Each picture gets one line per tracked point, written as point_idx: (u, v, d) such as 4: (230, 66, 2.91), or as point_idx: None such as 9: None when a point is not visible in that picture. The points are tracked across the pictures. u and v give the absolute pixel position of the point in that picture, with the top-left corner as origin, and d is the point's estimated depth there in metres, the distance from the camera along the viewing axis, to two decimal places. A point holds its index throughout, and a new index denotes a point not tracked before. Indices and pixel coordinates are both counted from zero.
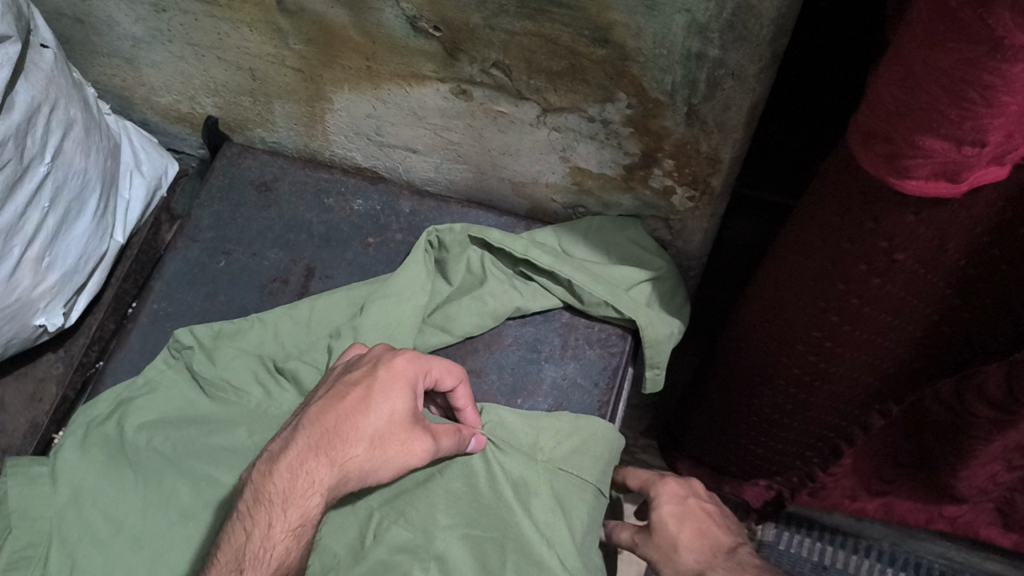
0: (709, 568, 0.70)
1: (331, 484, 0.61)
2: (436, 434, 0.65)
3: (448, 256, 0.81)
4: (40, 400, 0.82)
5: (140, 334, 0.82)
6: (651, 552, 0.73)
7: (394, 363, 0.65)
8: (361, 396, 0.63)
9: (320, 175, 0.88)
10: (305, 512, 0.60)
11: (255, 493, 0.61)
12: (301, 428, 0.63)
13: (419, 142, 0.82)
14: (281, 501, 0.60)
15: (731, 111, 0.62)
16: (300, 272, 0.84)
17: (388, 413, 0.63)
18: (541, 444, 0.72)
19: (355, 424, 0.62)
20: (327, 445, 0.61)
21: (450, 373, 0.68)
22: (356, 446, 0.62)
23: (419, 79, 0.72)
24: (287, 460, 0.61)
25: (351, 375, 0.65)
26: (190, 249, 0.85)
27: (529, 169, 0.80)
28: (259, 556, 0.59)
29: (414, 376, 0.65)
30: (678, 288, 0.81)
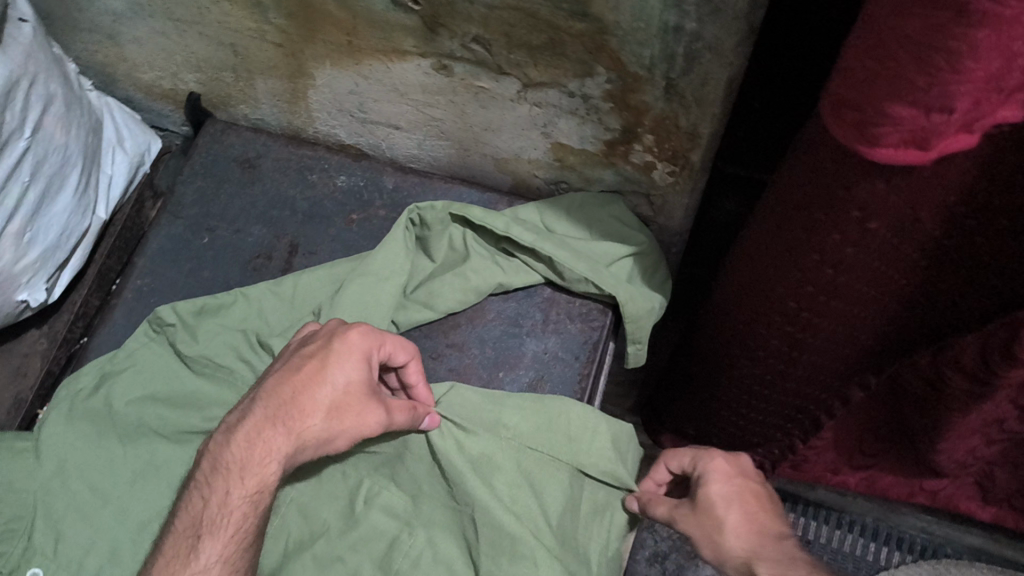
0: (756, 557, 0.60)
1: (289, 453, 0.62)
2: (389, 407, 0.66)
3: (429, 234, 0.82)
4: (25, 375, 0.83)
5: (123, 311, 0.82)
6: (691, 529, 0.66)
7: (350, 337, 0.65)
8: (316, 368, 0.64)
9: (303, 151, 0.88)
10: (264, 481, 0.62)
11: (211, 462, 0.64)
12: (258, 400, 0.64)
13: (402, 118, 0.82)
14: (240, 470, 0.62)
15: (708, 85, 0.63)
16: (283, 248, 0.84)
17: (344, 383, 0.64)
18: (506, 420, 0.72)
19: (312, 395, 0.64)
20: (284, 415, 0.63)
21: (404, 349, 0.68)
22: (312, 418, 0.63)
23: (400, 54, 0.72)
24: (246, 431, 0.63)
25: (308, 348, 0.66)
26: (173, 225, 0.86)
27: (512, 145, 0.80)
28: (216, 522, 0.62)
29: (369, 349, 0.66)
30: (660, 264, 0.82)
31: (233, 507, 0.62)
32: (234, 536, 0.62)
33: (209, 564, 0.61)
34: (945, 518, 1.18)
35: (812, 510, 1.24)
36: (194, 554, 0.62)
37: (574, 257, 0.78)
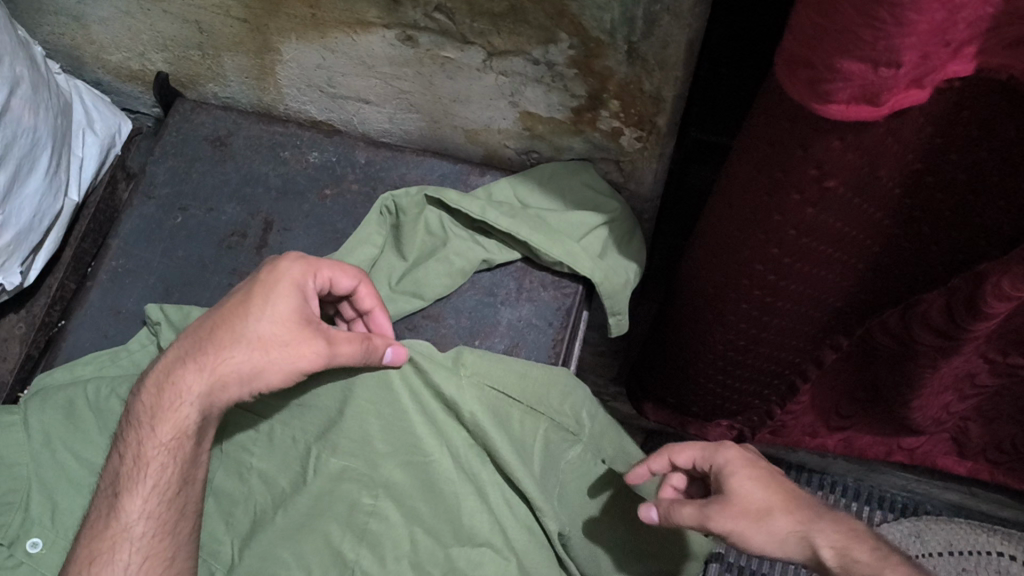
0: (808, 529, 0.62)
1: (202, 392, 0.65)
2: (330, 337, 0.65)
3: (405, 219, 0.81)
4: (4, 359, 0.83)
5: (100, 292, 0.82)
6: (733, 524, 0.61)
7: (279, 265, 0.66)
8: (242, 300, 0.66)
9: (275, 128, 0.88)
10: (177, 427, 0.65)
11: (130, 413, 0.68)
12: (179, 340, 0.68)
13: (371, 92, 0.82)
14: (152, 418, 0.66)
15: (669, 48, 0.64)
16: (258, 225, 0.84)
17: (272, 313, 0.64)
18: (464, 361, 0.71)
19: (232, 328, 0.65)
20: (200, 353, 0.66)
21: (344, 272, 0.68)
22: (235, 349, 0.65)
23: (364, 26, 0.72)
24: (160, 377, 0.67)
25: (237, 283, 0.67)
26: (146, 206, 0.86)
27: (481, 116, 0.81)
28: (133, 470, 0.66)
29: (301, 277, 0.66)
30: (633, 230, 0.83)
31: (149, 458, 0.65)
32: (153, 489, 0.65)
33: (130, 522, 0.65)
34: (924, 475, 1.19)
35: (795, 473, 1.25)
36: (115, 514, 0.65)
37: (549, 238, 0.78)
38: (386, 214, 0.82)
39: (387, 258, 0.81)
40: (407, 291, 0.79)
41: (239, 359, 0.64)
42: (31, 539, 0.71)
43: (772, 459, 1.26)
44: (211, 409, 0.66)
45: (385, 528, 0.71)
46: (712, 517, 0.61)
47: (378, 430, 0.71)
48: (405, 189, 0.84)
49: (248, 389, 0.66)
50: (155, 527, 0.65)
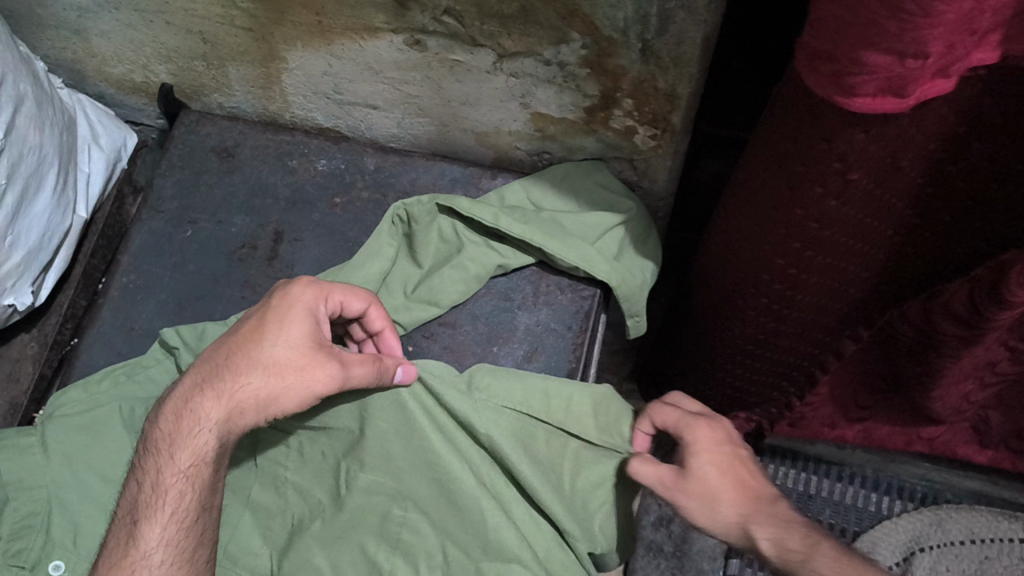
0: (751, 521, 0.61)
1: (220, 418, 0.64)
2: (344, 361, 0.65)
3: (417, 228, 0.80)
4: (18, 380, 0.83)
5: (112, 309, 0.81)
6: (684, 501, 0.63)
7: (292, 291, 0.66)
8: (257, 327, 0.65)
9: (282, 137, 0.87)
10: (195, 453, 0.64)
11: (146, 441, 0.67)
12: (192, 367, 0.67)
13: (378, 97, 0.81)
14: (170, 446, 0.64)
15: (684, 45, 0.62)
16: (269, 236, 0.83)
17: (287, 339, 0.64)
18: (477, 381, 0.72)
19: (248, 355, 0.64)
20: (216, 379, 0.64)
21: (355, 295, 0.69)
22: (251, 374, 0.64)
23: (371, 32, 0.71)
24: (175, 404, 0.65)
25: (248, 308, 0.67)
26: (155, 220, 0.85)
27: (491, 118, 0.79)
28: (152, 500, 0.64)
29: (314, 302, 0.66)
30: (649, 229, 0.81)
31: (167, 486, 0.64)
32: (172, 516, 0.64)
33: (149, 550, 0.63)
34: (944, 464, 1.18)
35: (813, 465, 1.23)
36: (133, 542, 0.63)
37: (564, 244, 0.77)
38: (398, 224, 0.81)
39: (400, 266, 0.80)
40: (423, 299, 0.78)
41: (256, 385, 0.63)
42: (54, 562, 0.70)
43: (791, 452, 1.23)
44: (229, 434, 0.65)
45: (419, 539, 0.70)
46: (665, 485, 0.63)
47: (400, 444, 0.70)
48: (417, 196, 0.82)
49: (264, 415, 0.65)
50: (173, 555, 0.63)
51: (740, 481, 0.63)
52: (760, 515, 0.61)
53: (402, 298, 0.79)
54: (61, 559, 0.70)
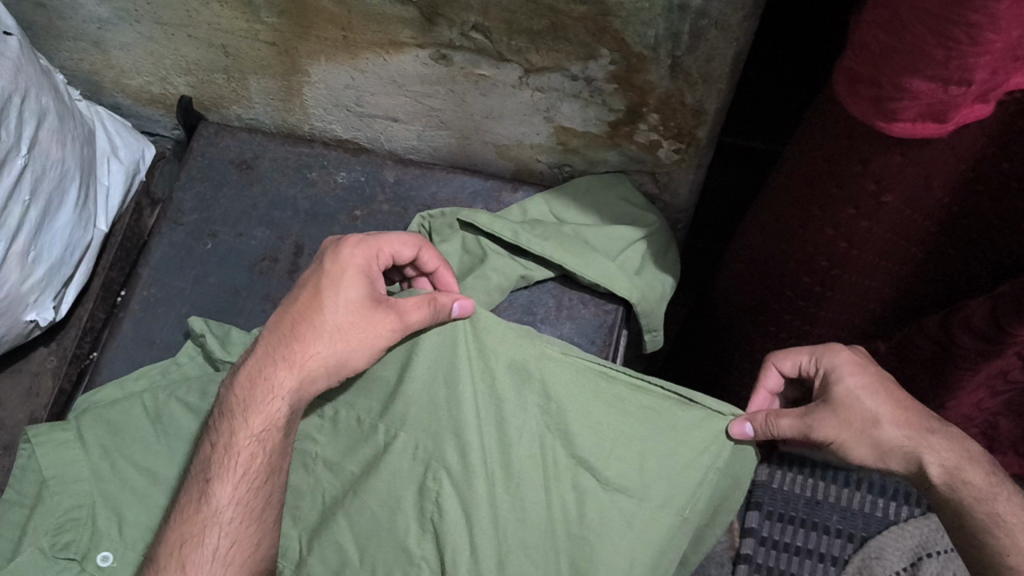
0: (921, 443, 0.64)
1: (294, 386, 0.64)
2: (402, 310, 0.65)
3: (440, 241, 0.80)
4: (37, 395, 0.83)
5: (133, 323, 0.81)
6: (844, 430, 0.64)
7: (343, 254, 0.66)
8: (315, 295, 0.65)
9: (301, 149, 0.87)
10: (269, 419, 0.64)
11: (219, 411, 0.66)
12: (259, 338, 0.67)
13: (400, 110, 0.81)
14: (244, 412, 0.64)
15: (714, 62, 0.62)
16: (289, 250, 0.83)
17: (346, 300, 0.64)
18: (544, 350, 0.66)
19: (311, 322, 0.64)
20: (284, 350, 0.64)
21: (404, 251, 0.69)
22: (319, 342, 0.64)
23: (397, 46, 0.71)
24: (248, 373, 0.65)
25: (303, 276, 0.67)
26: (175, 233, 0.85)
27: (514, 131, 0.79)
28: (224, 463, 0.63)
29: (366, 262, 0.67)
30: (669, 244, 0.81)
31: (239, 449, 0.63)
32: (241, 477, 0.63)
33: (220, 507, 0.63)
34: None
35: None
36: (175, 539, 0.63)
37: (585, 260, 0.77)
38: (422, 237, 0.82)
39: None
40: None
41: (324, 351, 0.63)
42: (102, 553, 0.69)
43: None
44: (303, 400, 0.65)
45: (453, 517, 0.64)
46: (815, 424, 0.64)
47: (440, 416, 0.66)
48: (440, 208, 0.83)
49: (336, 377, 0.65)
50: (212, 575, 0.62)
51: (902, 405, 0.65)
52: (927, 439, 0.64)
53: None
54: (110, 549, 0.70)
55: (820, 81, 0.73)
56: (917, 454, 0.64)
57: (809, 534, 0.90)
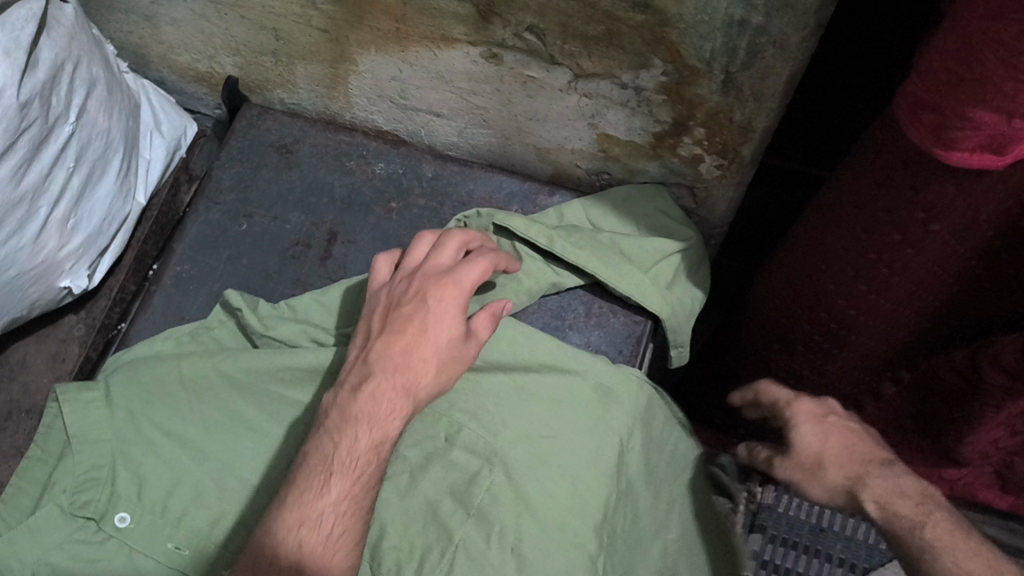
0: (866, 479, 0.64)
1: (407, 413, 0.63)
2: (476, 339, 0.66)
3: None
4: (63, 361, 0.83)
5: (164, 298, 0.82)
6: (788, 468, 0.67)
7: (445, 292, 0.65)
8: (407, 318, 0.65)
9: (341, 137, 0.88)
10: (377, 442, 0.62)
11: (339, 413, 0.63)
12: (370, 358, 0.64)
13: (444, 105, 0.81)
14: (366, 421, 0.62)
15: (768, 80, 0.62)
16: (323, 236, 0.83)
17: (447, 336, 0.64)
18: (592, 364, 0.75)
19: (419, 355, 0.64)
20: (397, 374, 0.63)
21: (478, 268, 0.67)
22: (429, 373, 0.64)
23: (448, 42, 0.71)
24: (362, 391, 0.63)
25: (403, 306, 0.65)
26: (212, 211, 0.85)
27: (555, 135, 0.79)
28: (346, 460, 0.61)
29: (464, 298, 0.66)
30: (703, 260, 0.81)
31: (359, 448, 0.61)
32: (362, 476, 0.61)
33: (329, 504, 0.59)
34: None
35: None
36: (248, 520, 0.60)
37: (618, 270, 0.77)
38: (458, 234, 0.82)
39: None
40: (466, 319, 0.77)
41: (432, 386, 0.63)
42: (119, 515, 0.70)
43: None
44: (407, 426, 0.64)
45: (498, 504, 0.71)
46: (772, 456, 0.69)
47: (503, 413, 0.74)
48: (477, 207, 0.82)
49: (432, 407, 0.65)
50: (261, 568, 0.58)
51: (854, 442, 0.67)
52: (878, 473, 0.65)
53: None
54: (126, 512, 0.70)
55: (871, 122, 0.74)
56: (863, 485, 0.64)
57: (811, 560, 0.85)
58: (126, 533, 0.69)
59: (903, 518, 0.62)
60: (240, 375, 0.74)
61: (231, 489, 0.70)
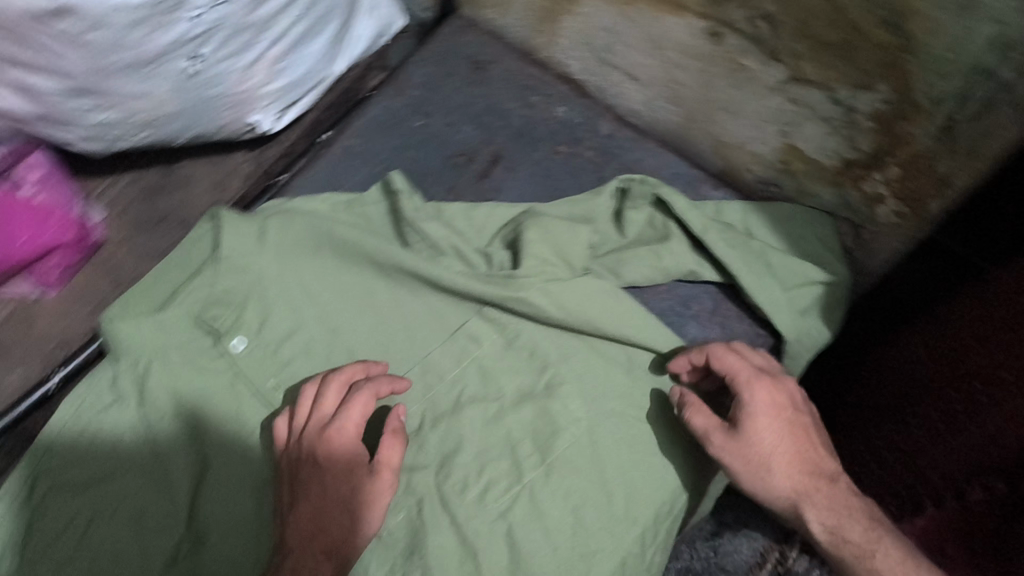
0: (806, 502, 0.66)
1: (355, 529, 0.65)
2: (387, 471, 0.66)
3: (630, 208, 0.80)
4: (225, 188, 0.89)
5: (328, 163, 0.86)
6: (729, 460, 0.66)
7: (328, 454, 0.65)
8: (307, 485, 0.66)
9: (532, 71, 0.89)
10: (353, 517, 0.65)
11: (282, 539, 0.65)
12: (295, 507, 0.65)
13: (643, 71, 0.81)
14: (316, 534, 0.64)
15: (991, 138, 0.61)
16: (487, 156, 0.85)
17: (348, 501, 0.65)
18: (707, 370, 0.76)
19: (331, 517, 0.65)
20: (319, 532, 0.64)
21: (358, 419, 0.66)
22: (340, 516, 0.65)
23: (678, 8, 0.71)
24: (295, 537, 0.64)
25: (302, 472, 0.66)
26: (395, 100, 0.88)
27: (741, 133, 0.79)
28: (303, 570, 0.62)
29: (356, 451, 0.66)
30: (844, 305, 0.78)
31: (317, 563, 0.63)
32: None
33: None
34: None
35: None
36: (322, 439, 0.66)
37: (761, 282, 0.76)
38: (615, 193, 0.81)
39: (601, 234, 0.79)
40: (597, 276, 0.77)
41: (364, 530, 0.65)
42: (235, 340, 0.76)
43: None
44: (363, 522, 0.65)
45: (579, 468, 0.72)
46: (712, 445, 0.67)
47: (612, 384, 0.76)
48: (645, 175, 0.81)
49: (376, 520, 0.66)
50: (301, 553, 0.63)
51: (802, 453, 0.67)
52: (817, 493, 0.66)
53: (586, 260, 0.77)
54: (242, 338, 0.76)
55: None
56: (798, 504, 0.66)
57: None
58: (238, 357, 0.76)
59: (851, 544, 0.63)
60: (379, 257, 0.78)
61: (338, 351, 0.78)
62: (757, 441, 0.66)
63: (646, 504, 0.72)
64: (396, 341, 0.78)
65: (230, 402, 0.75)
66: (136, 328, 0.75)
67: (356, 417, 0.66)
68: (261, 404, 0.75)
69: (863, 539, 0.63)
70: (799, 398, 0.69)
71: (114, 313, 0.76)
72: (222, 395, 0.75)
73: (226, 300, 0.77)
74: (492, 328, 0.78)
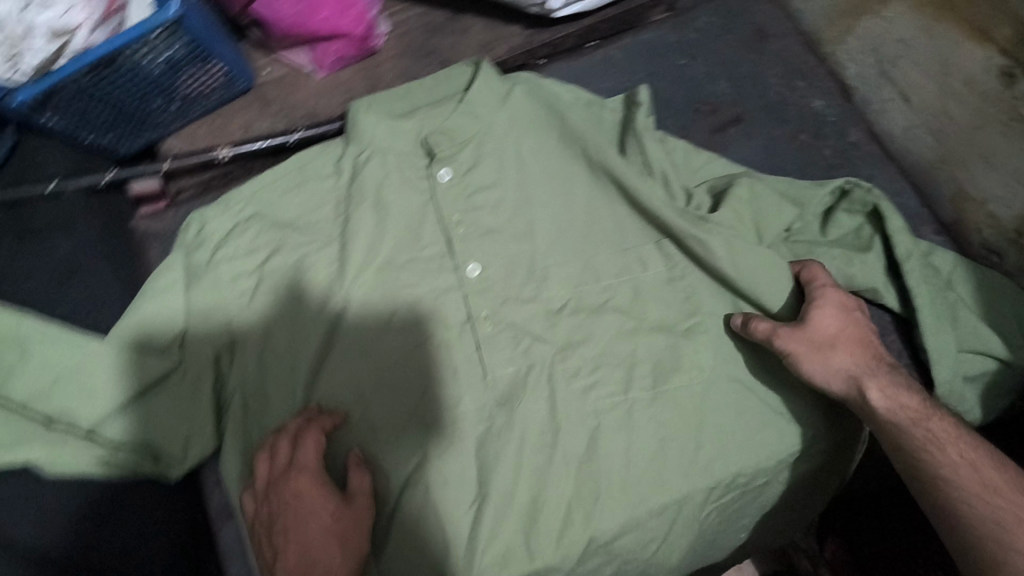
0: (869, 382, 0.65)
1: (342, 547, 0.65)
2: (354, 502, 0.67)
3: (845, 210, 0.78)
4: (490, 50, 0.91)
5: (586, 64, 0.89)
6: (795, 347, 0.66)
7: (284, 504, 0.66)
8: (280, 510, 0.66)
9: (810, 58, 0.87)
10: (343, 549, 0.65)
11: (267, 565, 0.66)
12: (275, 545, 0.65)
13: (920, 95, 0.77)
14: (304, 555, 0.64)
15: None
16: (730, 114, 0.85)
17: (322, 523, 0.65)
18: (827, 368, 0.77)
19: (311, 543, 0.64)
20: (305, 554, 0.64)
21: (315, 446, 0.67)
22: (320, 551, 0.64)
23: (984, 37, 0.66)
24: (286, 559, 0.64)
25: (260, 525, 0.67)
26: (671, 32, 0.88)
27: (986, 188, 0.73)
28: None
29: (315, 468, 0.67)
30: (1009, 400, 0.72)
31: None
32: None
33: None
34: None
35: None
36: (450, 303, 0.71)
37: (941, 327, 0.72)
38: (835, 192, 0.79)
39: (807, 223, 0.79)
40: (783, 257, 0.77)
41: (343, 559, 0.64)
42: (443, 170, 0.79)
43: None
44: (352, 541, 0.65)
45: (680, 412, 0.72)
46: (778, 336, 0.67)
47: (744, 356, 0.76)
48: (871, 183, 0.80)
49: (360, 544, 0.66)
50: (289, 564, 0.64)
51: (867, 345, 0.68)
52: (877, 373, 0.65)
53: (777, 238, 0.78)
54: (450, 170, 0.79)
55: None
56: (862, 380, 0.65)
57: None
58: (437, 186, 0.78)
59: (906, 416, 0.62)
60: (596, 153, 0.80)
61: (519, 221, 0.78)
62: (824, 316, 0.68)
63: (729, 470, 0.72)
64: (577, 226, 0.78)
65: (414, 215, 0.78)
66: (371, 124, 0.80)
67: (300, 461, 0.67)
68: (437, 230, 0.78)
69: (921, 415, 0.62)
70: (862, 310, 0.70)
71: (362, 105, 0.84)
72: (410, 207, 0.78)
73: (456, 134, 0.79)
74: (661, 257, 0.77)
